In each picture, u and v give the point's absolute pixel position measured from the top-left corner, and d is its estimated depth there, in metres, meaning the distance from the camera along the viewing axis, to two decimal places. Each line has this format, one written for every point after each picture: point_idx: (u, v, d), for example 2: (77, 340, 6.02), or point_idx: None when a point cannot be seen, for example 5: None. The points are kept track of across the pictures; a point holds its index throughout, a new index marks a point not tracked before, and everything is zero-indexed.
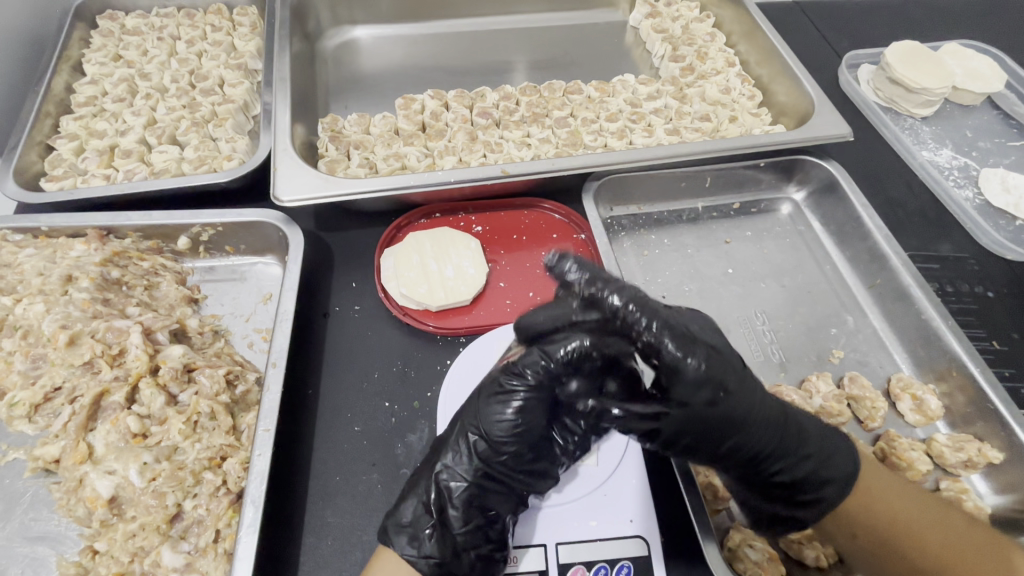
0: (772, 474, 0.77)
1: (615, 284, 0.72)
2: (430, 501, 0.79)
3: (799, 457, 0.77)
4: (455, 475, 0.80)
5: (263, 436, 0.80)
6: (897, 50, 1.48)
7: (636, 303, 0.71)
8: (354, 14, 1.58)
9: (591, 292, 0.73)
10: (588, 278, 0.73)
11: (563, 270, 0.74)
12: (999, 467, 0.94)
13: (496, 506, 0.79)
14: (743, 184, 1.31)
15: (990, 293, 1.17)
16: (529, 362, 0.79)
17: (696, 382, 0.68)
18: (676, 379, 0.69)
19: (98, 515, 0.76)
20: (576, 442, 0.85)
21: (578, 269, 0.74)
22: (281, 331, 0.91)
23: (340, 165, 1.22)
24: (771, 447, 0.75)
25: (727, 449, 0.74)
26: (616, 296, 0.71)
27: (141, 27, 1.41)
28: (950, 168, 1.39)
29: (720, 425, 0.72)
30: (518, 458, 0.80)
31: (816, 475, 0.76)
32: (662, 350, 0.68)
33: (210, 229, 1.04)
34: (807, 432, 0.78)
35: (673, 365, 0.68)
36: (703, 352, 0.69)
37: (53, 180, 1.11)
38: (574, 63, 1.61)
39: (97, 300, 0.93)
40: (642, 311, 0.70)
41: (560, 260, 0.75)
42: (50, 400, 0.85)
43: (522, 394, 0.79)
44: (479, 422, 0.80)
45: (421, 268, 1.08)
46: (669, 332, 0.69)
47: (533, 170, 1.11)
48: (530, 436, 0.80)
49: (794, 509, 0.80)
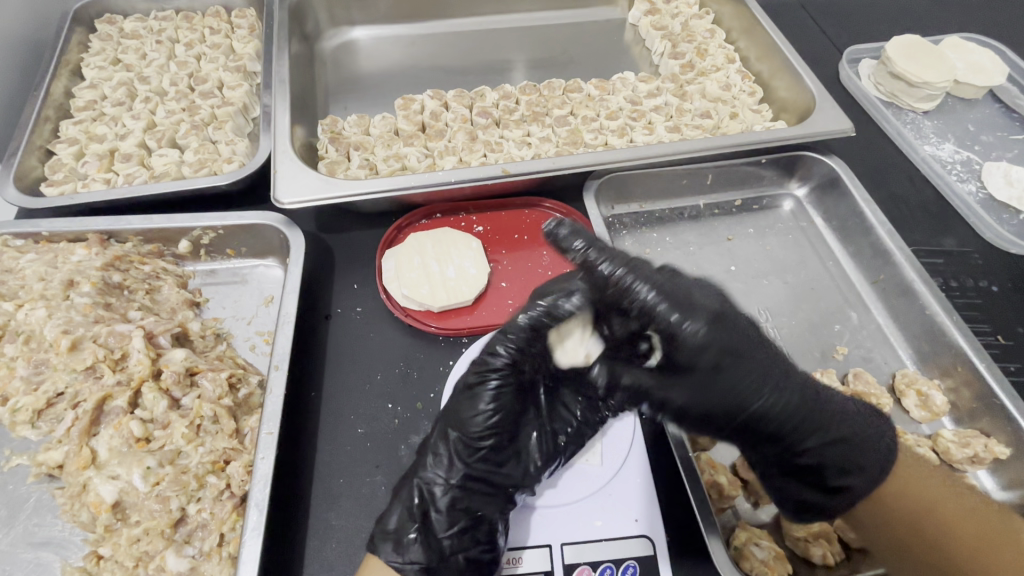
0: (797, 453, 0.78)
1: (612, 253, 0.79)
2: (413, 506, 0.77)
3: (823, 438, 0.77)
4: (438, 479, 0.79)
5: (266, 439, 0.80)
6: (898, 44, 1.47)
7: (631, 271, 0.78)
8: (352, 15, 1.58)
9: (585, 259, 0.79)
10: (587, 246, 0.79)
11: (559, 238, 0.80)
12: (1005, 463, 0.94)
13: (481, 507, 0.79)
14: (744, 180, 1.30)
15: (994, 287, 1.16)
16: (496, 346, 0.81)
17: (698, 343, 0.76)
18: (677, 344, 0.77)
19: (103, 520, 0.75)
20: (569, 433, 0.89)
21: (577, 237, 0.80)
22: (283, 333, 0.91)
23: (341, 167, 1.22)
24: (789, 424, 0.77)
25: (743, 416, 0.78)
26: (607, 264, 0.79)
27: (140, 30, 1.41)
28: (953, 163, 1.38)
29: (728, 395, 0.77)
30: (496, 451, 0.81)
31: (842, 458, 0.76)
32: (662, 316, 0.76)
33: (211, 233, 1.04)
34: (836, 412, 0.79)
35: (674, 330, 0.76)
36: (705, 317, 0.77)
37: (54, 185, 1.11)
38: (573, 62, 1.60)
39: (99, 304, 0.93)
40: (638, 278, 0.78)
41: (557, 227, 0.80)
42: (53, 405, 0.84)
43: (495, 379, 0.81)
44: (457, 419, 0.81)
45: (422, 269, 1.08)
46: (667, 299, 0.77)
47: (533, 170, 1.11)
48: (507, 424, 0.82)
49: (821, 497, 0.78)
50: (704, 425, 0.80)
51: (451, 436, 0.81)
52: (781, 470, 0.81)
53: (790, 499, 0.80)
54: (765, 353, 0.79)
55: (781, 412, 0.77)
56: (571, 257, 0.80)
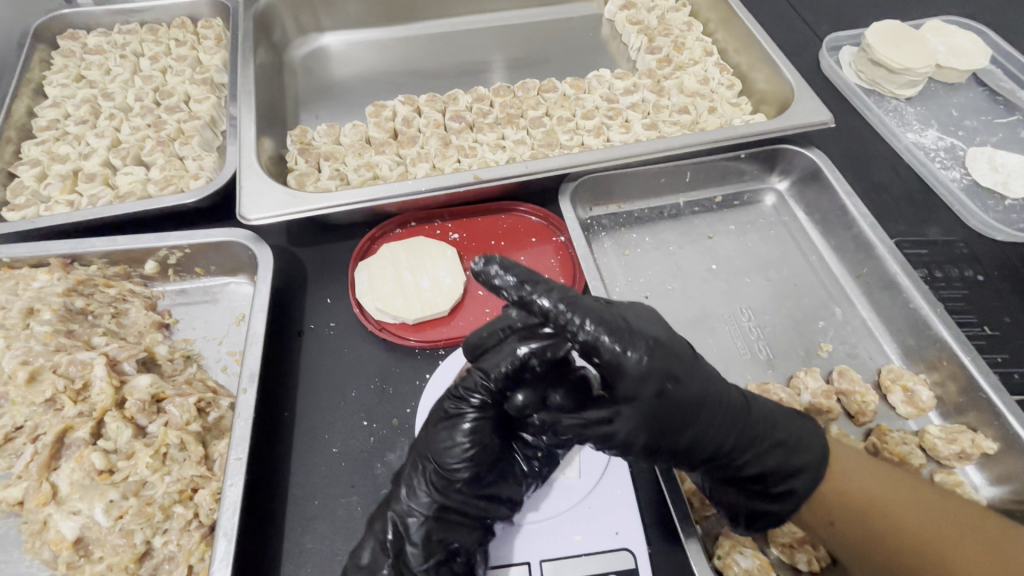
0: (742, 469, 0.76)
1: (546, 283, 0.70)
2: (386, 541, 0.75)
3: (766, 447, 0.76)
4: (412, 511, 0.77)
5: (235, 465, 0.78)
6: (877, 29, 1.45)
7: (568, 302, 0.69)
8: (322, 21, 1.56)
9: (520, 296, 0.70)
10: (517, 281, 0.70)
11: (490, 276, 0.71)
12: (994, 457, 0.92)
13: (459, 539, 0.77)
14: (725, 176, 1.28)
15: (980, 276, 1.14)
16: (471, 383, 0.78)
17: (641, 372, 0.67)
18: (620, 375, 0.67)
19: (64, 558, 0.73)
20: (540, 457, 0.86)
21: (505, 272, 0.70)
22: (251, 354, 0.88)
23: (310, 178, 1.20)
24: (733, 439, 0.74)
25: (689, 439, 0.73)
26: (544, 297, 0.69)
27: (104, 45, 1.38)
28: (936, 150, 1.35)
29: (676, 419, 0.71)
30: (475, 481, 0.79)
31: (785, 462, 0.76)
32: (599, 346, 0.67)
33: (178, 252, 1.02)
34: (772, 418, 0.78)
35: (614, 361, 0.67)
36: (643, 343, 0.68)
37: (16, 210, 1.08)
38: (549, 60, 1.58)
39: (60, 332, 0.91)
40: (574, 309, 0.68)
41: (486, 265, 0.72)
42: (12, 440, 0.82)
43: (471, 413, 0.78)
44: (432, 452, 0.78)
45: (396, 281, 1.06)
46: (606, 328, 0.67)
47: (506, 175, 1.09)
48: (483, 456, 0.79)
49: (770, 503, 0.77)
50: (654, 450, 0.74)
51: (426, 467, 0.79)
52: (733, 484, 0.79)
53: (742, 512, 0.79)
54: (698, 365, 0.74)
55: (722, 433, 0.74)
56: (506, 294, 0.71)
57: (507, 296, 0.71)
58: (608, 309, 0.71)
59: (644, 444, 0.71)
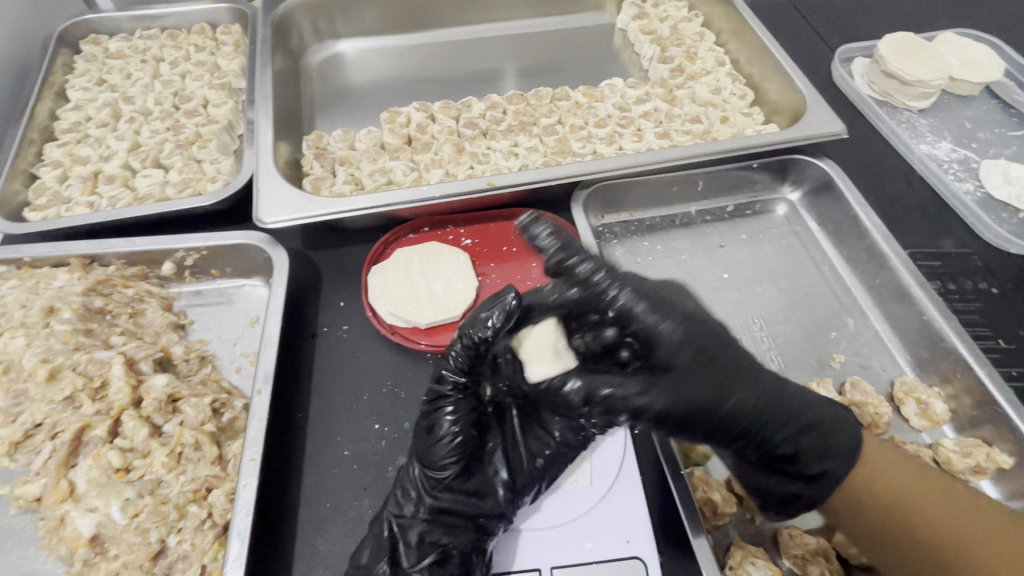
0: (771, 447, 0.76)
1: (586, 252, 0.78)
2: (381, 539, 0.77)
3: (800, 429, 0.75)
4: (404, 511, 0.78)
5: (248, 466, 0.78)
6: (889, 41, 1.45)
7: (607, 272, 0.76)
8: (338, 28, 1.58)
9: (561, 259, 0.78)
10: (561, 245, 0.78)
11: (537, 235, 0.79)
12: (1009, 472, 0.91)
13: (449, 538, 0.77)
14: (737, 186, 1.28)
15: (994, 289, 1.14)
16: (447, 369, 0.80)
17: (678, 341, 0.74)
18: (655, 340, 0.74)
19: (81, 555, 0.74)
20: (545, 456, 0.86)
21: (551, 235, 0.78)
22: (266, 355, 0.89)
23: (326, 182, 1.21)
24: (766, 416, 0.75)
25: (723, 415, 0.74)
26: (584, 263, 0.77)
27: (125, 50, 1.41)
28: (950, 162, 1.35)
29: (713, 393, 0.74)
30: (460, 478, 0.78)
31: (818, 444, 0.75)
32: (634, 312, 0.74)
33: (195, 254, 1.03)
34: (806, 401, 0.78)
35: (648, 327, 0.74)
36: (678, 316, 0.75)
37: (37, 210, 1.10)
38: (562, 68, 1.59)
39: (80, 331, 0.92)
40: (612, 278, 0.75)
41: (533, 224, 0.79)
42: (31, 437, 0.83)
43: (450, 402, 0.79)
44: (418, 452, 0.79)
45: (409, 285, 1.06)
46: (643, 298, 0.75)
47: (520, 181, 1.09)
48: (468, 450, 0.79)
49: (805, 485, 0.76)
50: (686, 427, 0.75)
51: (412, 468, 0.80)
52: (760, 466, 0.78)
53: (770, 492, 0.78)
54: (731, 343, 0.78)
55: (756, 409, 0.74)
56: (547, 257, 0.79)
57: (550, 258, 0.79)
58: (649, 285, 0.78)
59: (674, 417, 0.74)
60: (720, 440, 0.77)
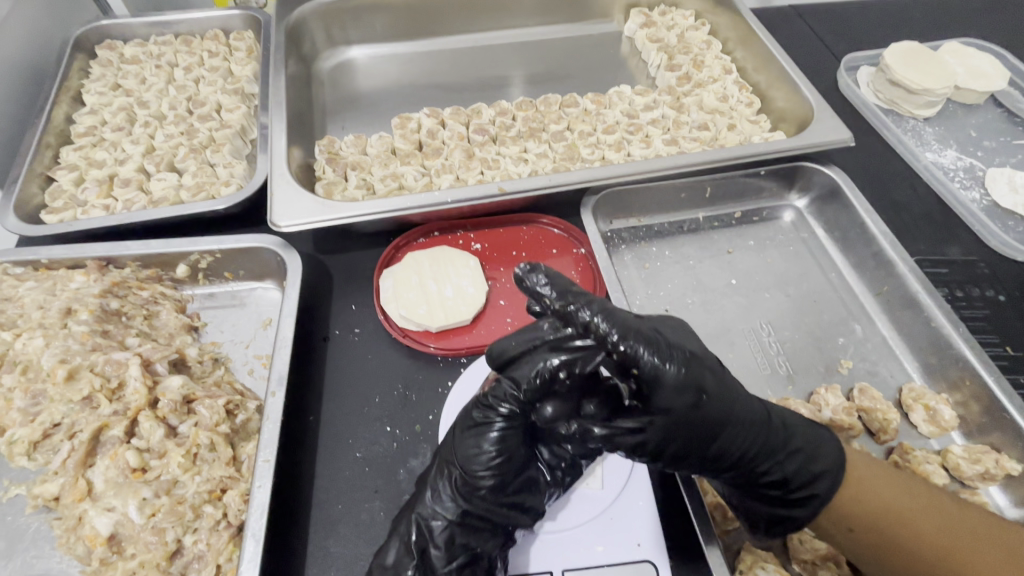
0: (761, 475, 0.76)
1: (590, 297, 0.71)
2: (410, 541, 0.77)
3: (786, 455, 0.75)
4: (437, 514, 0.78)
5: (263, 468, 0.79)
6: (895, 51, 1.47)
7: (609, 315, 0.69)
8: (349, 34, 1.60)
9: (564, 305, 0.70)
10: (559, 292, 0.71)
11: (532, 288, 0.72)
12: (1017, 479, 0.91)
13: (480, 543, 0.78)
14: (744, 192, 1.29)
15: (1001, 296, 1.14)
16: (501, 394, 0.77)
17: (677, 386, 0.68)
18: (657, 387, 0.68)
19: (98, 553, 0.75)
20: (563, 468, 0.86)
21: (548, 283, 0.72)
22: (280, 358, 0.90)
23: (338, 187, 1.22)
24: (755, 448, 0.74)
25: (714, 449, 0.74)
26: (587, 309, 0.70)
27: (140, 55, 1.43)
28: (956, 170, 1.36)
29: (705, 428, 0.72)
30: (499, 489, 0.79)
31: (806, 470, 0.75)
32: (639, 360, 0.67)
33: (209, 257, 1.05)
34: (791, 426, 0.78)
35: (652, 374, 0.67)
36: (678, 357, 0.69)
37: (54, 213, 1.12)
38: (570, 75, 1.61)
39: (97, 332, 0.93)
40: (615, 323, 0.68)
41: (529, 274, 0.72)
42: (49, 437, 0.84)
43: (499, 423, 0.78)
44: (457, 457, 0.79)
45: (420, 289, 1.07)
46: (644, 341, 0.68)
47: (530, 187, 1.11)
48: (509, 465, 0.79)
49: (792, 509, 0.77)
50: (680, 458, 0.75)
51: (451, 470, 0.80)
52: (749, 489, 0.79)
53: (758, 514, 0.80)
54: (724, 375, 0.75)
55: (745, 442, 0.74)
56: (546, 305, 0.71)
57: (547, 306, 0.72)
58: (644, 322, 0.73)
59: (666, 451, 0.73)
60: (712, 469, 0.76)
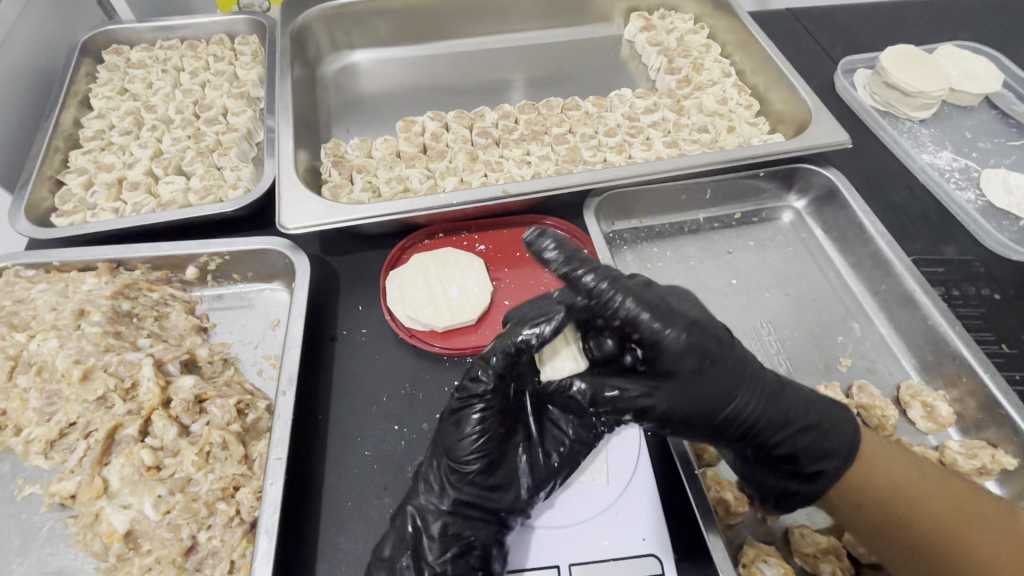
0: (771, 448, 0.77)
1: (592, 263, 0.76)
2: (405, 533, 0.79)
3: (798, 430, 0.76)
4: (428, 505, 0.80)
5: (275, 465, 0.81)
6: (891, 54, 1.49)
7: (611, 281, 0.75)
8: (352, 39, 1.62)
9: (567, 270, 0.76)
10: (566, 257, 0.77)
11: (541, 250, 0.77)
12: (1013, 473, 0.93)
13: (471, 532, 0.80)
14: (743, 194, 1.31)
15: (997, 295, 1.16)
16: (478, 373, 0.81)
17: (679, 349, 0.73)
18: (659, 349, 0.74)
19: (115, 550, 0.76)
20: (561, 451, 0.89)
21: (555, 248, 0.77)
22: (290, 357, 0.92)
23: (343, 190, 1.24)
24: (765, 419, 0.76)
25: (722, 417, 0.76)
26: (590, 275, 0.76)
27: (146, 60, 1.45)
28: (951, 171, 1.38)
29: (710, 395, 0.75)
30: (486, 475, 0.82)
31: (816, 445, 0.76)
32: (639, 322, 0.73)
33: (218, 259, 1.06)
34: (806, 402, 0.78)
35: (652, 336, 0.73)
36: (682, 323, 0.74)
37: (64, 216, 1.13)
38: (571, 79, 1.63)
39: (109, 333, 0.95)
40: (617, 289, 0.75)
41: (539, 238, 0.78)
42: (65, 436, 0.85)
43: (480, 404, 0.81)
44: (444, 445, 0.82)
45: (426, 289, 1.09)
46: (646, 306, 0.74)
47: (533, 189, 1.12)
48: (493, 446, 0.82)
49: (802, 484, 0.78)
50: (687, 425, 0.78)
51: (440, 460, 0.82)
52: (762, 464, 0.80)
53: (770, 489, 0.81)
54: (734, 348, 0.77)
55: (754, 413, 0.76)
56: (551, 269, 0.77)
57: (553, 272, 0.77)
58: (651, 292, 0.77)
59: (674, 416, 0.77)
60: (721, 439, 0.79)
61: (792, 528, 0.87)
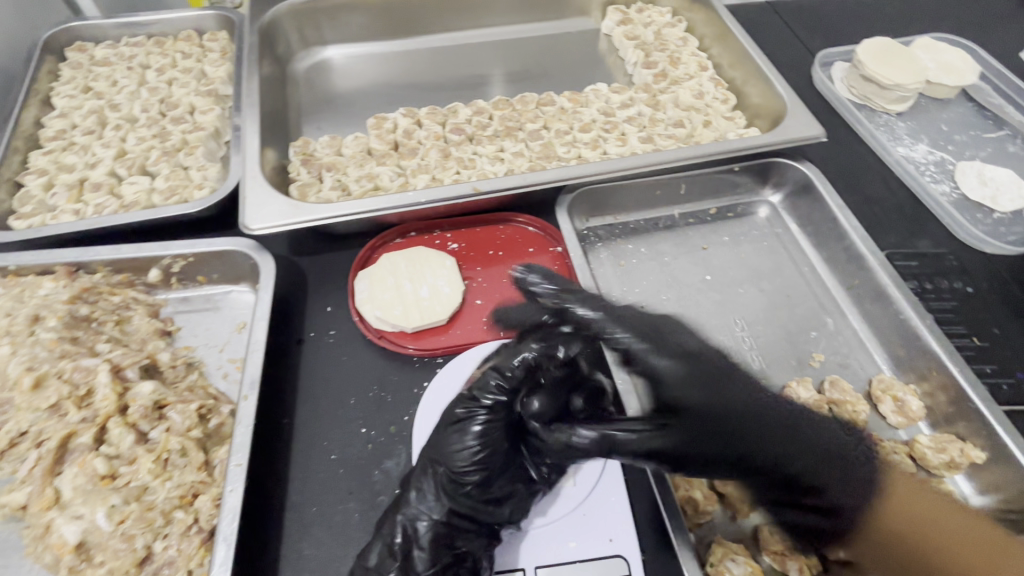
0: (793, 483, 0.77)
1: (585, 297, 0.88)
2: (394, 543, 0.77)
3: (814, 463, 0.76)
4: (421, 515, 0.79)
5: (234, 472, 0.79)
6: (867, 46, 1.48)
7: (602, 313, 0.86)
8: (325, 34, 1.59)
9: (557, 301, 0.90)
10: (552, 289, 0.91)
11: (527, 283, 0.93)
12: (982, 467, 0.93)
13: (463, 543, 0.79)
14: (719, 189, 1.30)
15: (969, 288, 1.16)
16: (486, 385, 0.84)
17: (678, 379, 0.79)
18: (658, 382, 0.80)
19: (67, 562, 0.74)
20: (548, 466, 0.86)
21: (542, 282, 0.92)
22: (252, 361, 0.90)
23: (312, 189, 1.22)
24: (778, 453, 0.76)
25: (738, 452, 0.77)
26: (582, 307, 0.87)
27: (111, 57, 1.41)
28: (926, 164, 1.38)
29: (715, 428, 0.77)
30: (483, 487, 0.81)
31: (837, 480, 0.75)
32: (630, 349, 0.82)
33: (180, 261, 1.04)
34: (822, 436, 0.79)
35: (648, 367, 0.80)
36: (672, 351, 0.80)
37: (22, 218, 1.10)
38: (547, 74, 1.61)
39: (65, 339, 0.92)
40: (608, 320, 0.85)
41: (526, 273, 0.94)
42: (16, 445, 0.83)
43: (482, 416, 0.82)
44: (441, 453, 0.81)
45: (395, 289, 1.07)
46: (639, 335, 0.82)
47: (504, 186, 1.11)
48: (494, 460, 0.81)
49: (822, 519, 0.76)
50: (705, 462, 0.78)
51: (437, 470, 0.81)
52: (786, 500, 0.79)
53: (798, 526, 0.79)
54: (740, 381, 0.79)
55: (766, 447, 0.77)
56: (542, 301, 0.92)
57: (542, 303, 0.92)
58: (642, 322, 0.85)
59: (691, 453, 0.77)
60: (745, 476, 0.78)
61: (761, 526, 0.86)
